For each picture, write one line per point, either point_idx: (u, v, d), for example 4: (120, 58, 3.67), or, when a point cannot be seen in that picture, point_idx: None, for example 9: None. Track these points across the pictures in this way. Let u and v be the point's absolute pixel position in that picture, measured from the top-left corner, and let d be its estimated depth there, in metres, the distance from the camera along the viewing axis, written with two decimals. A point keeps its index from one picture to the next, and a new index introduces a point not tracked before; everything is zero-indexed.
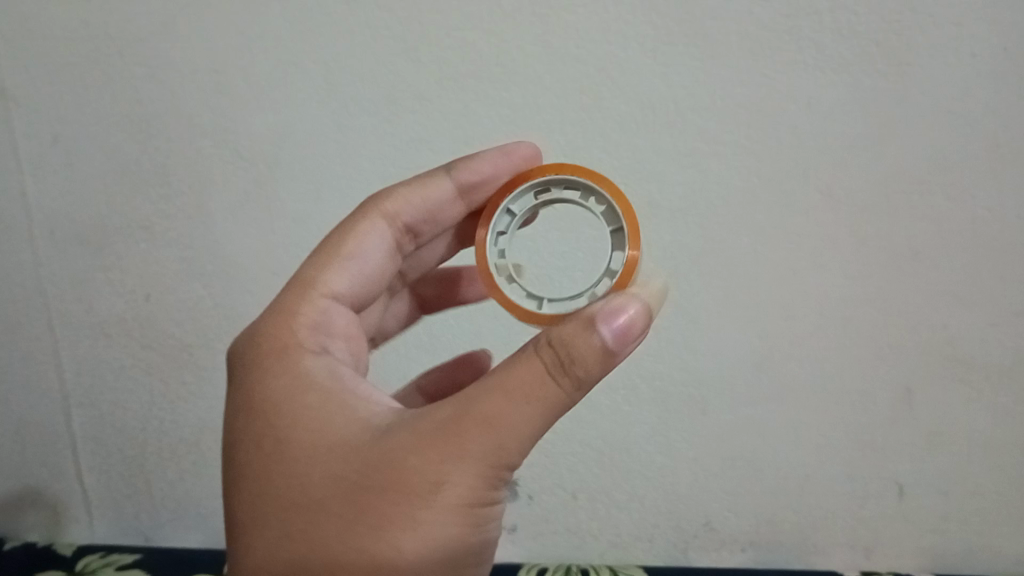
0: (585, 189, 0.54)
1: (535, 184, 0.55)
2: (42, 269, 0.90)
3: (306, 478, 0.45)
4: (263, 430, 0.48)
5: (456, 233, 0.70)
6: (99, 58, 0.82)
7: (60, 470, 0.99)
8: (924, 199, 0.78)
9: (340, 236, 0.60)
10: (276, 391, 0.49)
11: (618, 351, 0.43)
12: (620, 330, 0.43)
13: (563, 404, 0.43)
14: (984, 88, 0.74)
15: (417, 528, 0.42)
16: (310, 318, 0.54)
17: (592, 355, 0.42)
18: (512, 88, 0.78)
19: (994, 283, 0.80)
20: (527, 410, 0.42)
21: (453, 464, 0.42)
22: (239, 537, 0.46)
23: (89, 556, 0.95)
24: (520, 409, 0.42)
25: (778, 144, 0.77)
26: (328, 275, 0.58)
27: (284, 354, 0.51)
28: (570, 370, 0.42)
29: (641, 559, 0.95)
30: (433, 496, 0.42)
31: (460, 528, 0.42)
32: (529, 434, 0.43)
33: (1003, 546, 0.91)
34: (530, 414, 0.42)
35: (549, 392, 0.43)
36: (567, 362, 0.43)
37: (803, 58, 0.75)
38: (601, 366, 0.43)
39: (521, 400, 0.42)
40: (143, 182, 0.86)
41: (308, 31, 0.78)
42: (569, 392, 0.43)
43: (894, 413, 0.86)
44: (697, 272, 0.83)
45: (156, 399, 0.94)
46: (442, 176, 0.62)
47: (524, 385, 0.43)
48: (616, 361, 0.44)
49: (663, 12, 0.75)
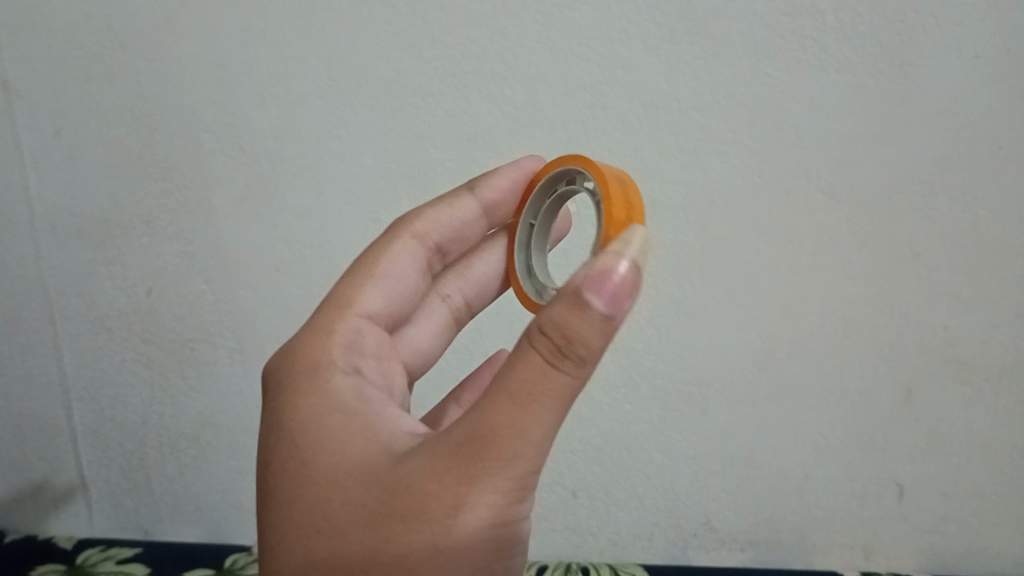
0: (574, 172, 0.59)
1: (543, 187, 0.65)
2: (43, 262, 0.90)
3: (328, 506, 0.44)
4: (285, 453, 0.48)
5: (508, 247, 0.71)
6: (103, 52, 0.81)
7: (60, 464, 0.99)
8: (925, 200, 0.78)
9: (373, 256, 0.62)
10: (302, 411, 0.49)
11: (614, 318, 0.43)
12: (609, 294, 0.42)
13: (570, 394, 0.43)
14: (987, 88, 0.75)
15: (440, 553, 0.41)
16: (343, 337, 0.55)
17: (590, 330, 0.42)
18: (516, 85, 0.78)
19: (995, 285, 0.81)
20: (538, 416, 0.42)
21: (472, 484, 0.41)
22: (265, 565, 0.46)
23: (89, 550, 0.97)
24: (528, 408, 0.42)
25: (780, 144, 0.78)
26: (362, 295, 0.59)
27: (314, 373, 0.51)
28: (571, 354, 0.42)
29: (640, 557, 0.96)
30: (453, 518, 0.41)
31: (483, 548, 0.42)
32: (542, 438, 0.42)
33: (1001, 546, 0.92)
34: (541, 418, 0.42)
35: (554, 383, 0.42)
36: (567, 345, 0.42)
37: (807, 58, 0.75)
38: (602, 336, 0.43)
39: (531, 404, 0.42)
40: (145, 177, 0.85)
41: (311, 27, 0.78)
42: (578, 377, 0.43)
43: (894, 413, 0.86)
44: (698, 271, 0.83)
45: (156, 393, 0.94)
46: (467, 196, 0.67)
47: (527, 383, 0.42)
48: (615, 329, 0.43)
49: (666, 11, 0.75)
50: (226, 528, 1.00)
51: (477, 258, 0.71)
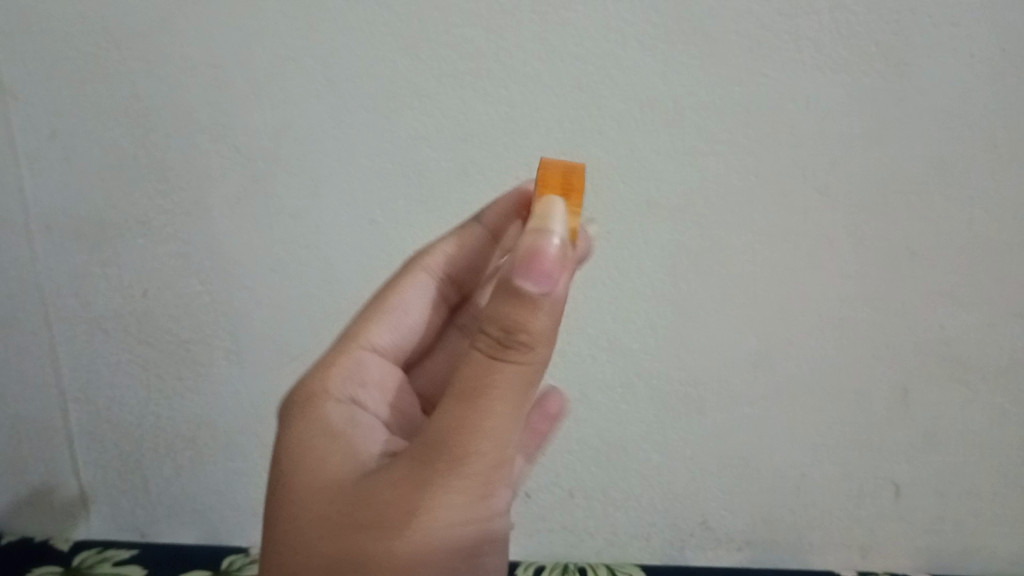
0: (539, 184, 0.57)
1: None
2: (39, 264, 0.90)
3: (309, 519, 0.47)
4: (277, 475, 0.51)
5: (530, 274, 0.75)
6: (97, 52, 0.81)
7: (55, 467, 0.99)
8: (922, 200, 0.78)
9: (384, 294, 0.68)
10: (294, 437, 0.53)
11: (550, 298, 0.43)
12: (539, 273, 0.42)
13: (520, 386, 0.44)
14: (984, 87, 0.75)
15: (406, 551, 0.43)
16: (344, 369, 0.60)
17: (528, 316, 0.43)
18: (513, 85, 0.78)
19: (991, 284, 0.81)
20: (488, 411, 0.43)
21: (433, 483, 0.43)
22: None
23: (85, 552, 0.99)
24: (479, 401, 0.43)
25: (777, 144, 0.78)
26: (370, 330, 0.65)
27: (310, 402, 0.56)
28: (513, 343, 0.43)
29: (638, 557, 0.96)
30: (417, 516, 0.43)
31: (448, 541, 0.44)
32: (497, 431, 0.44)
33: (998, 545, 0.92)
34: (493, 413, 0.43)
35: (501, 373, 0.43)
36: (508, 337, 0.43)
37: (803, 57, 0.75)
38: (543, 318, 0.43)
39: (480, 400, 0.43)
40: (141, 178, 0.85)
41: (307, 27, 0.78)
42: (526, 364, 0.43)
43: (891, 413, 0.86)
44: (695, 272, 0.83)
45: (154, 394, 0.94)
46: (472, 224, 0.70)
47: (474, 379, 0.43)
48: (554, 308, 0.44)
49: (662, 11, 0.75)
50: (223, 529, 0.99)
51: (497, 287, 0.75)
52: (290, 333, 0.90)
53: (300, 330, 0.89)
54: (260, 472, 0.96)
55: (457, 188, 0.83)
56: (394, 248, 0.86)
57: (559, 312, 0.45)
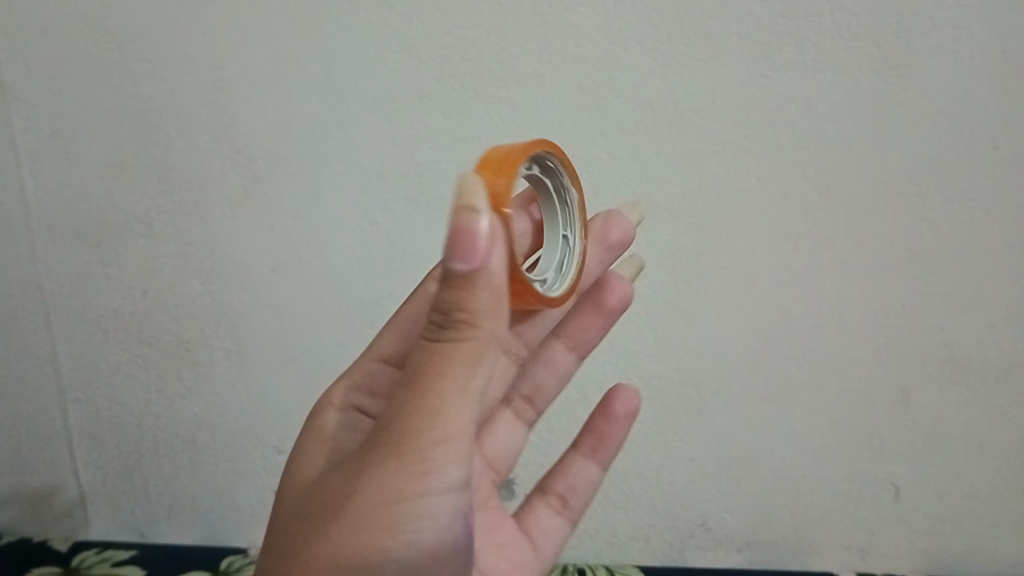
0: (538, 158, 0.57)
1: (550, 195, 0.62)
2: (40, 263, 0.89)
3: (287, 510, 0.50)
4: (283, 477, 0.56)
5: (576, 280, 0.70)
6: (99, 53, 0.81)
7: (56, 466, 0.98)
8: (922, 202, 0.78)
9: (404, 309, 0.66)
10: (301, 443, 0.58)
11: (481, 273, 0.42)
12: (463, 248, 0.41)
13: (459, 366, 0.42)
14: (984, 89, 0.75)
15: (350, 534, 0.44)
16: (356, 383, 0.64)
17: (456, 293, 0.42)
18: (513, 86, 0.79)
19: (992, 286, 0.81)
20: (424, 392, 0.42)
21: (374, 467, 0.43)
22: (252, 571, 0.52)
23: (84, 552, 0.98)
24: (415, 384, 0.43)
25: (777, 145, 0.78)
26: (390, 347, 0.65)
27: (319, 413, 0.60)
28: (447, 322, 0.43)
29: (638, 559, 0.96)
30: (359, 499, 0.44)
31: (392, 526, 0.43)
32: (434, 414, 0.42)
33: (998, 548, 0.92)
34: (428, 393, 0.42)
35: (436, 354, 0.42)
36: (443, 316, 0.43)
37: (803, 59, 0.75)
38: (476, 295, 0.42)
39: (417, 381, 0.43)
40: (142, 178, 0.85)
41: (308, 28, 0.78)
42: (462, 344, 0.42)
43: (891, 415, 0.87)
44: (696, 273, 0.83)
45: (154, 394, 0.94)
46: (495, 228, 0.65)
47: (416, 361, 0.43)
48: (490, 284, 0.42)
49: (663, 12, 0.75)
50: (222, 530, 0.99)
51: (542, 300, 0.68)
52: (290, 333, 0.89)
53: (300, 330, 0.89)
54: (258, 472, 0.95)
55: None
56: (393, 249, 0.85)
57: (499, 288, 0.43)
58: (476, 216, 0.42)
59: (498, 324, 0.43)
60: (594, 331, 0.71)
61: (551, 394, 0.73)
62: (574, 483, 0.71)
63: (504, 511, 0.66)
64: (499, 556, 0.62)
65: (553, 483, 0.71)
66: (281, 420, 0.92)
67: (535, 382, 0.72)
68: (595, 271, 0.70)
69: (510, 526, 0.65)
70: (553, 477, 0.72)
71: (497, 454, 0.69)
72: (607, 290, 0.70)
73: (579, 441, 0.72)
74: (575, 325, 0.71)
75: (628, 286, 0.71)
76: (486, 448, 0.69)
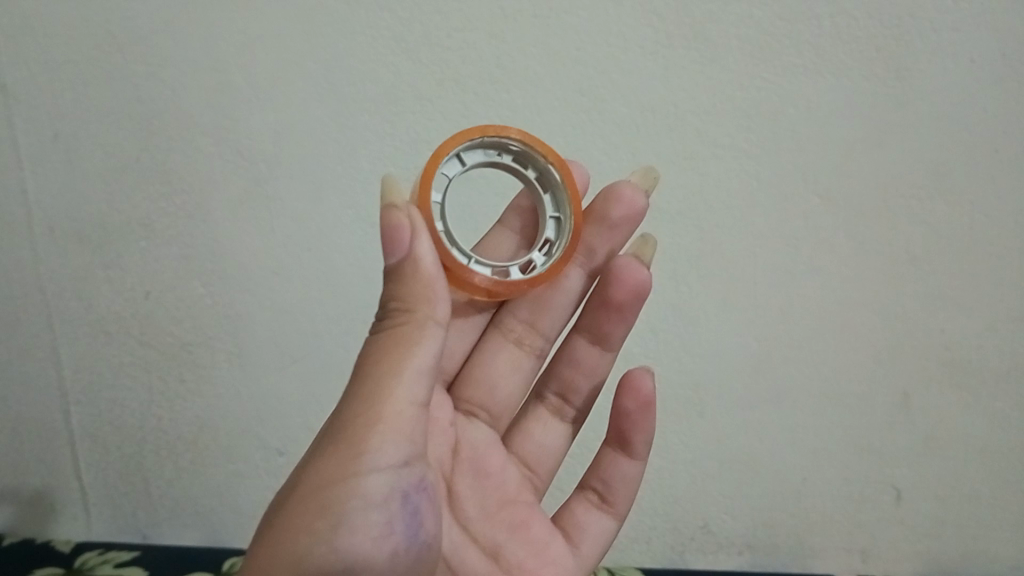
0: (489, 147, 0.59)
1: (536, 180, 0.61)
2: (41, 266, 0.89)
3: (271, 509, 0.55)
4: None
5: (587, 270, 0.68)
6: (102, 56, 0.82)
7: (57, 468, 0.98)
8: (923, 205, 0.79)
9: None
10: None
11: (408, 263, 0.50)
12: (390, 244, 0.50)
13: (398, 345, 0.50)
14: (983, 92, 0.76)
15: (301, 503, 0.48)
16: None
17: (393, 284, 0.51)
18: (515, 89, 0.79)
19: (990, 288, 0.82)
20: (369, 369, 0.50)
21: (328, 440, 0.50)
22: None
23: (87, 553, 0.95)
24: (361, 367, 0.51)
25: (777, 147, 0.78)
26: None
27: None
28: (390, 312, 0.52)
29: (637, 560, 0.91)
30: (312, 469, 0.49)
31: (338, 493, 0.48)
32: (376, 386, 0.49)
33: (999, 551, 0.92)
34: (373, 370, 0.50)
35: (380, 340, 0.51)
36: (387, 309, 0.52)
37: (802, 62, 0.76)
38: (408, 283, 0.51)
39: (366, 363, 0.51)
40: (144, 180, 0.85)
41: (311, 32, 0.79)
42: (399, 327, 0.50)
43: (890, 418, 0.87)
44: (696, 276, 0.83)
45: (155, 396, 0.94)
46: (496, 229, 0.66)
47: (368, 350, 0.52)
48: (419, 274, 0.51)
49: (664, 16, 0.75)
50: (223, 531, 0.99)
51: (553, 290, 0.67)
52: (291, 335, 0.90)
53: (301, 332, 0.89)
54: (260, 474, 0.95)
55: (458, 192, 0.83)
56: None
57: (431, 276, 0.51)
58: (397, 209, 0.50)
59: (432, 309, 0.51)
60: (610, 322, 0.67)
61: (581, 388, 0.70)
62: (608, 478, 0.69)
63: (535, 508, 0.65)
64: (522, 552, 0.63)
65: (590, 479, 0.70)
66: (281, 421, 0.92)
67: (562, 378, 0.70)
68: (601, 253, 0.67)
69: (540, 522, 0.65)
70: (589, 472, 0.71)
71: (531, 453, 0.69)
72: (623, 274, 0.65)
73: (607, 435, 0.70)
74: (594, 317, 0.67)
75: (641, 269, 0.65)
76: (519, 447, 0.69)
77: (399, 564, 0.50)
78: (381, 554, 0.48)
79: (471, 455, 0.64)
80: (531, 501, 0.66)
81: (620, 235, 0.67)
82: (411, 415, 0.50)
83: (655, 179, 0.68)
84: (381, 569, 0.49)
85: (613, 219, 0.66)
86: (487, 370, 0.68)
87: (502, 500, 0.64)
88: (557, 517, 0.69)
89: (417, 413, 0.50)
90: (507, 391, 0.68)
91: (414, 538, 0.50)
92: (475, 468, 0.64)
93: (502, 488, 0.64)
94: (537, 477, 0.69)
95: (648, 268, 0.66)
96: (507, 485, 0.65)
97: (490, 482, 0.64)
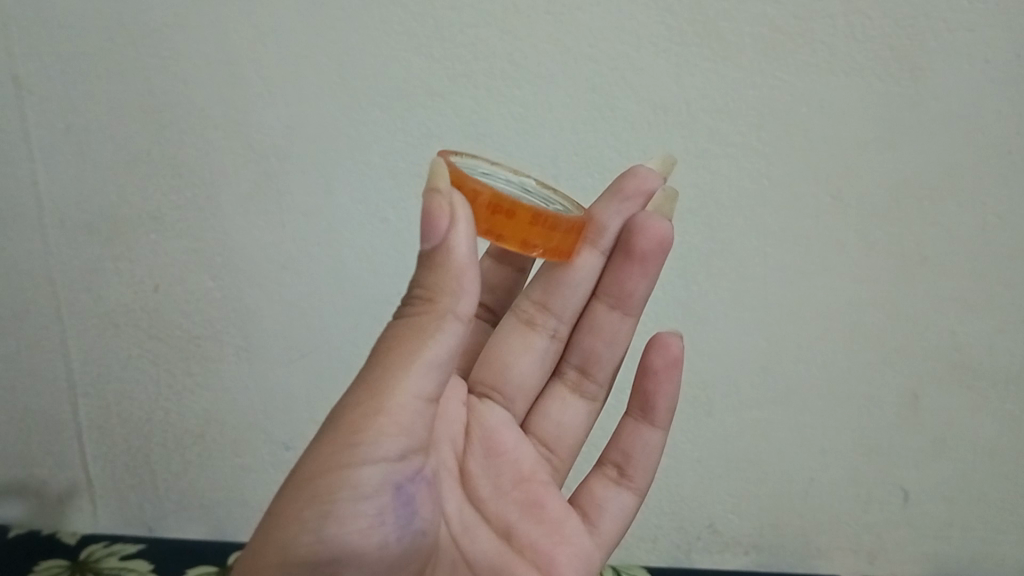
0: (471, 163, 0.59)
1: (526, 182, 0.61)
2: (51, 258, 0.89)
3: None
4: None
5: (602, 245, 0.67)
6: (111, 48, 0.81)
7: (64, 460, 0.98)
8: (935, 206, 0.79)
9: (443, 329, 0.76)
10: None
11: (436, 250, 0.48)
12: (426, 228, 0.48)
13: (412, 337, 0.49)
14: (998, 94, 0.75)
15: (296, 486, 0.48)
16: None
17: (421, 269, 0.49)
18: (525, 86, 0.79)
19: (1001, 290, 0.81)
20: (381, 359, 0.49)
21: (329, 425, 0.49)
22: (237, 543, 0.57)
23: (93, 546, 0.97)
24: (375, 354, 0.50)
25: (789, 145, 0.78)
26: None
27: None
28: (414, 298, 0.50)
29: (643, 560, 0.93)
30: (311, 452, 0.49)
31: (332, 484, 0.47)
32: (385, 377, 0.48)
33: (1006, 554, 0.92)
34: (384, 361, 0.49)
35: (398, 328, 0.50)
36: (411, 294, 0.50)
37: (816, 61, 0.75)
38: (436, 271, 0.49)
39: (379, 351, 0.50)
40: (154, 173, 0.85)
41: (321, 26, 0.78)
42: (419, 317, 0.49)
43: (899, 419, 0.86)
44: (705, 274, 0.83)
45: (163, 390, 0.94)
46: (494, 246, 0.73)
47: (384, 337, 0.50)
48: (446, 263, 0.48)
49: (676, 12, 0.75)
50: (230, 525, 0.99)
51: (567, 268, 0.67)
52: (299, 330, 0.90)
53: (310, 326, 0.90)
54: (269, 468, 0.96)
55: None
56: (404, 247, 0.86)
57: (460, 266, 0.48)
58: (438, 194, 0.48)
59: (457, 301, 0.49)
60: (631, 280, 0.67)
61: (601, 359, 0.70)
62: (628, 449, 0.70)
63: (550, 487, 0.64)
64: (535, 533, 0.61)
65: (609, 454, 0.71)
66: (290, 415, 0.93)
67: (584, 351, 0.70)
68: (615, 224, 0.66)
69: (554, 501, 0.64)
70: (609, 446, 0.71)
71: (549, 432, 0.70)
72: (640, 234, 0.65)
73: (628, 406, 0.70)
74: (613, 282, 0.67)
75: (660, 225, 0.65)
76: (537, 427, 0.70)
77: (389, 554, 0.50)
78: (370, 543, 0.49)
79: (483, 436, 0.64)
80: (547, 480, 0.65)
81: (633, 209, 0.66)
82: (416, 408, 0.49)
83: (672, 167, 0.70)
84: (370, 559, 0.49)
85: (627, 192, 0.66)
86: (500, 352, 0.69)
87: (516, 479, 0.63)
88: (575, 495, 0.70)
89: (422, 405, 0.49)
90: (521, 371, 0.69)
91: (405, 529, 0.50)
92: (487, 449, 0.64)
93: (516, 467, 0.64)
94: (557, 458, 0.70)
95: (670, 220, 0.65)
96: (522, 463, 0.64)
97: (503, 461, 0.64)
